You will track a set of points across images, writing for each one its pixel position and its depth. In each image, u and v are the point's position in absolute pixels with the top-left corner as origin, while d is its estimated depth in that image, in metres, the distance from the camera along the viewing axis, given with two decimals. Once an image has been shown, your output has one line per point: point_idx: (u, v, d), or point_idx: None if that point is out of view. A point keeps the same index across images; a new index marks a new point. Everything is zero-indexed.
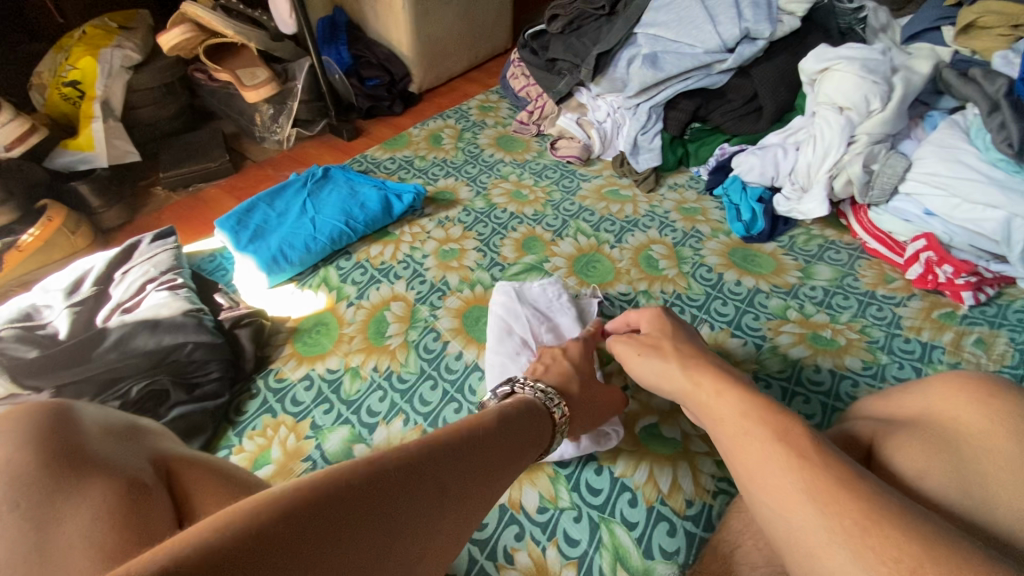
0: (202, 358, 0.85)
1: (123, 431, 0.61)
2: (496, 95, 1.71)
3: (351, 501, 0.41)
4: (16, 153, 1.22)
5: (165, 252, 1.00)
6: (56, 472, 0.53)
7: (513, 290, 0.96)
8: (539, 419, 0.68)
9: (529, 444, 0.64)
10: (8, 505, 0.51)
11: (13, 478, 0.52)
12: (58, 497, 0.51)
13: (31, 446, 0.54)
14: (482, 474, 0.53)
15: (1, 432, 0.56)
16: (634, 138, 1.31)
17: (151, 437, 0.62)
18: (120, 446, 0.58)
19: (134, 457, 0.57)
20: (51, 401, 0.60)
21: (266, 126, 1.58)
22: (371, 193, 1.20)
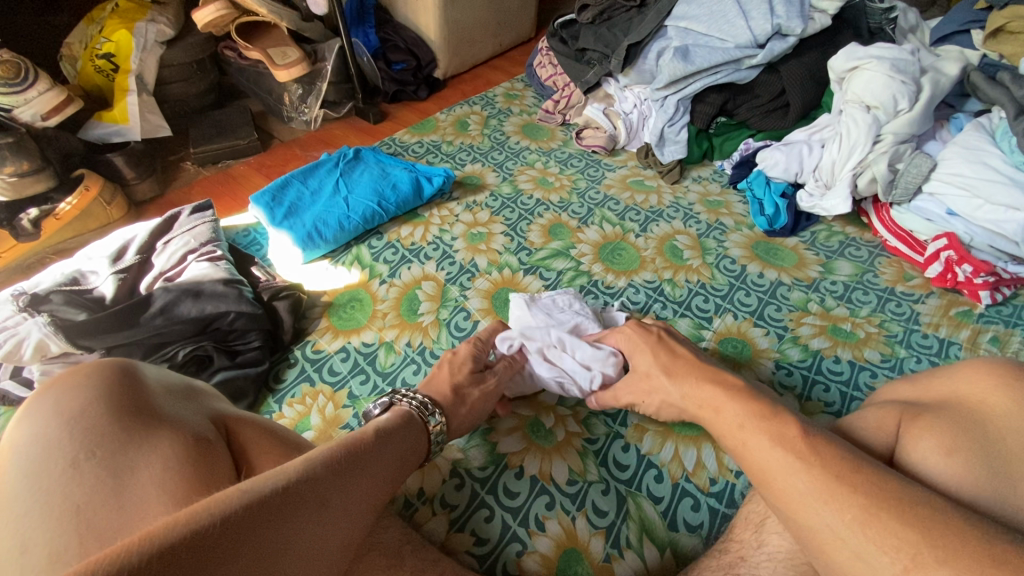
0: (243, 327, 0.88)
1: (182, 391, 0.62)
2: (521, 83, 1.73)
3: (196, 545, 0.40)
4: (52, 122, 1.23)
5: (205, 224, 1.03)
6: (126, 425, 0.54)
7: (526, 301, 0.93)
8: (416, 433, 0.68)
9: (410, 456, 0.66)
10: (83, 454, 0.52)
11: (85, 428, 0.53)
12: (130, 448, 0.52)
13: (101, 400, 0.55)
14: (371, 478, 0.57)
15: (67, 388, 0.56)
16: (660, 130, 1.33)
17: (205, 398, 0.64)
18: (181, 404, 0.59)
19: (193, 414, 0.59)
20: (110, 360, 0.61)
21: (294, 106, 1.60)
22: (402, 175, 1.22)
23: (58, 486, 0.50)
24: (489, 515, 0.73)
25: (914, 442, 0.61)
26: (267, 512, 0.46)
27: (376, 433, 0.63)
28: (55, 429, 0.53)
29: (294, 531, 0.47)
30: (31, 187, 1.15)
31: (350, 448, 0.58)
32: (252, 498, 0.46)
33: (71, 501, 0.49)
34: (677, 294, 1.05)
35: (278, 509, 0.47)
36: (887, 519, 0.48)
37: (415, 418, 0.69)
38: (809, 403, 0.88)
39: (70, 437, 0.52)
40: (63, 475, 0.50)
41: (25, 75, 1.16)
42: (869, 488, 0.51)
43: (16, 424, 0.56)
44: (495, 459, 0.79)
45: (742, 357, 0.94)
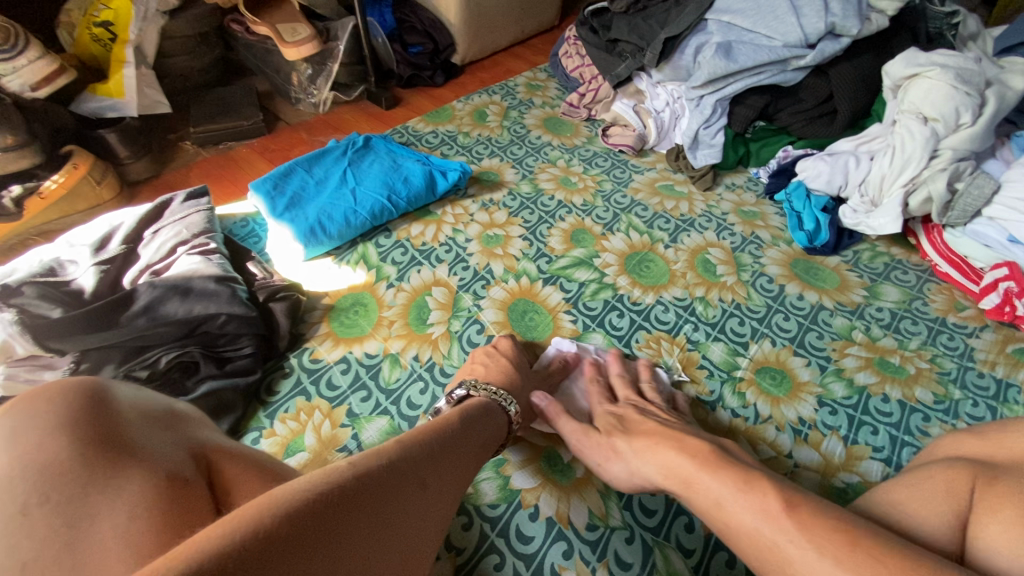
0: (235, 331, 0.80)
1: (161, 416, 0.54)
2: (544, 73, 1.63)
3: (321, 518, 0.40)
4: (42, 94, 1.14)
5: (198, 213, 0.94)
6: (89, 462, 0.46)
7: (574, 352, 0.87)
8: (497, 417, 0.68)
9: (491, 440, 0.65)
10: (36, 498, 0.44)
11: (42, 467, 0.45)
12: (90, 492, 0.44)
13: (60, 433, 0.47)
14: (461, 463, 0.57)
15: (25, 413, 0.48)
16: (695, 132, 1.24)
17: (188, 423, 0.56)
18: (157, 433, 0.51)
19: (171, 446, 0.51)
20: (77, 380, 0.52)
21: (302, 87, 1.51)
22: (415, 167, 1.13)
23: (4, 538, 0.42)
24: (499, 562, 0.65)
25: (982, 529, 0.52)
26: (378, 486, 0.46)
27: (462, 416, 0.63)
28: (5, 468, 0.45)
29: (401, 508, 0.47)
30: (14, 162, 1.06)
31: (439, 430, 0.58)
32: (364, 471, 0.46)
33: (16, 559, 0.41)
34: (710, 314, 0.96)
35: (386, 484, 0.47)
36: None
37: (491, 403, 0.69)
38: (855, 447, 0.79)
39: (24, 477, 0.44)
40: (9, 526, 0.42)
41: (14, 42, 1.08)
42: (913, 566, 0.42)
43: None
44: (508, 497, 0.70)
45: (780, 391, 0.85)
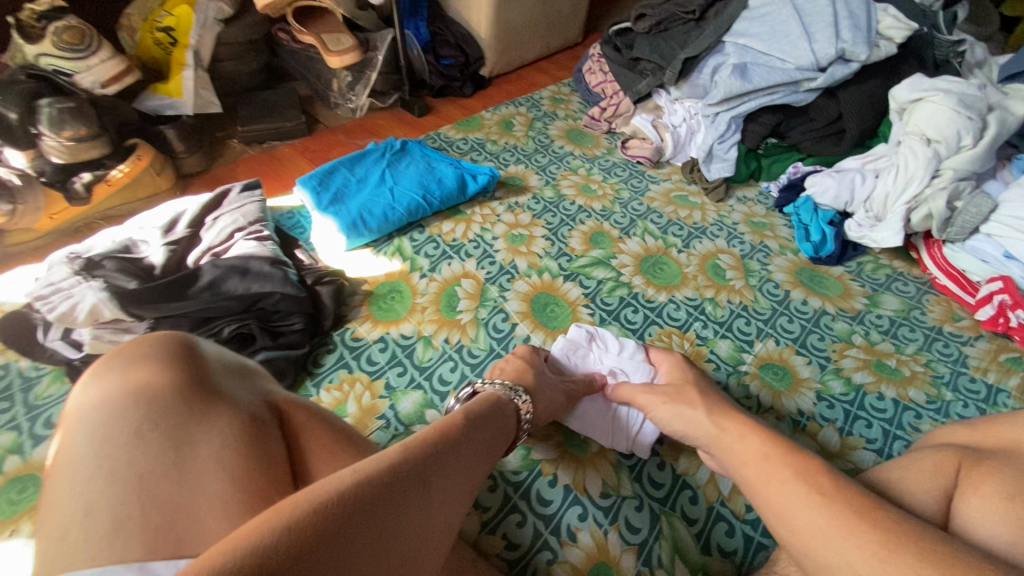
0: (287, 309, 0.88)
1: (238, 370, 0.63)
2: (568, 87, 1.72)
3: (320, 535, 0.40)
4: (111, 91, 1.25)
5: (254, 203, 1.04)
6: (189, 399, 0.55)
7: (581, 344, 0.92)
8: (505, 421, 0.67)
9: (500, 440, 0.64)
10: (148, 424, 0.52)
11: (150, 399, 0.54)
12: (191, 422, 0.53)
13: (166, 372, 0.56)
14: (468, 463, 0.56)
15: (134, 356, 0.57)
16: (709, 146, 1.32)
17: (259, 377, 0.65)
18: (238, 382, 0.60)
19: (249, 392, 0.60)
20: (173, 334, 0.62)
21: (341, 93, 1.61)
22: (448, 170, 1.22)
23: (125, 453, 0.50)
24: (521, 520, 0.72)
25: (964, 502, 0.58)
26: (379, 495, 0.45)
27: (469, 416, 0.61)
28: (121, 398, 0.53)
29: (405, 516, 0.46)
30: (86, 152, 1.16)
31: (448, 431, 0.56)
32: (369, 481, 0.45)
33: (136, 471, 0.49)
34: (719, 314, 1.03)
35: (388, 492, 0.46)
36: (905, 557, 0.46)
37: (506, 401, 0.69)
38: (850, 438, 0.86)
39: (137, 406, 0.53)
40: (128, 443, 0.51)
41: (88, 43, 1.19)
42: (890, 529, 0.48)
43: (83, 385, 0.56)
44: (529, 465, 0.78)
45: (783, 385, 0.92)
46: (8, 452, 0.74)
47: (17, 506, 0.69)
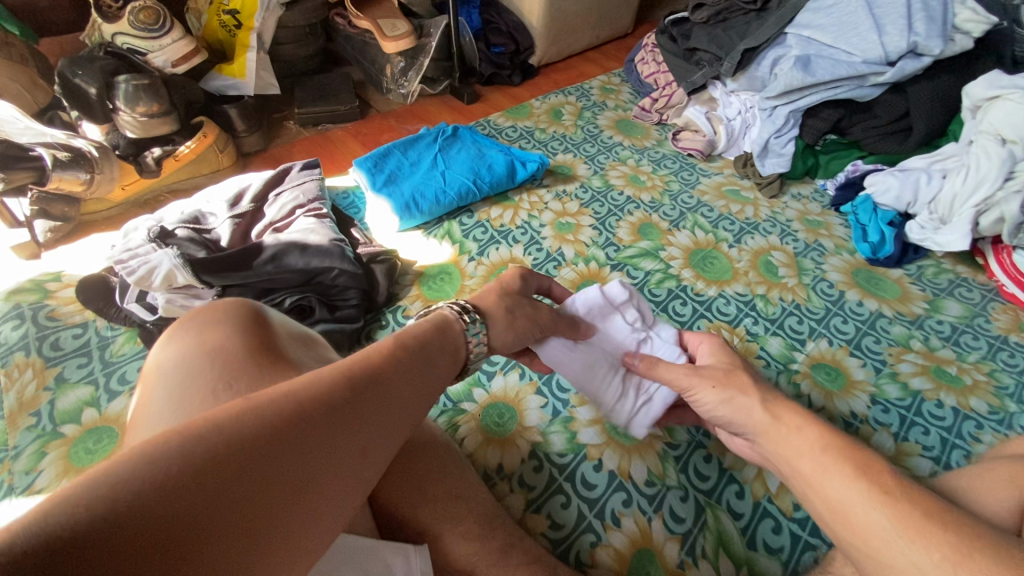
0: (344, 284, 0.92)
1: (303, 338, 0.66)
2: (618, 77, 1.70)
3: (220, 460, 0.38)
4: (180, 70, 1.30)
5: (313, 182, 1.07)
6: (260, 360, 0.57)
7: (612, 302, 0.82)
8: (449, 357, 0.60)
9: (440, 374, 0.58)
10: (223, 385, 0.54)
11: (224, 360, 0.56)
12: (262, 381, 0.54)
13: (237, 334, 0.59)
14: (408, 394, 0.52)
15: (208, 320, 0.61)
16: (766, 140, 1.29)
17: (322, 349, 0.67)
18: (304, 351, 0.63)
19: (313, 360, 0.63)
20: (241, 302, 0.66)
21: (394, 78, 1.63)
22: (498, 156, 1.24)
23: (199, 409, 0.52)
24: (565, 502, 0.73)
25: None
26: (298, 423, 0.42)
27: (405, 347, 0.55)
28: (198, 358, 0.56)
29: (329, 446, 0.44)
30: (157, 128, 1.21)
31: (369, 361, 0.51)
32: (261, 414, 0.41)
33: (210, 423, 0.51)
34: (770, 311, 1.01)
35: (308, 421, 0.43)
36: (985, 562, 0.42)
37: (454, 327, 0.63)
38: (905, 444, 0.83)
39: (212, 367, 0.55)
40: (204, 398, 0.53)
41: (162, 23, 1.25)
42: (963, 531, 0.44)
43: (162, 348, 0.59)
44: (575, 449, 0.78)
45: (835, 386, 0.90)
46: (86, 404, 0.79)
47: (94, 456, 0.74)
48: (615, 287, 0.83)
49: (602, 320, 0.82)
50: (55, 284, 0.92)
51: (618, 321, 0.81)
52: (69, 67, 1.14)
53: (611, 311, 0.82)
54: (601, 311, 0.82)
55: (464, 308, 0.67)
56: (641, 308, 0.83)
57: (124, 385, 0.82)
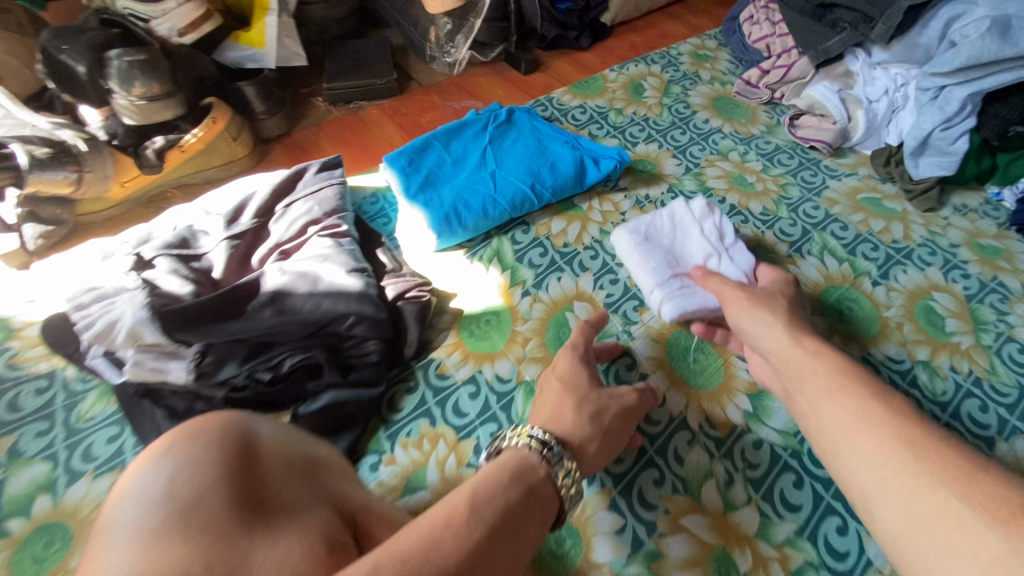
0: (362, 335, 0.71)
1: (302, 469, 0.54)
2: (714, 40, 1.36)
3: None
4: (189, 40, 1.09)
5: (331, 188, 0.85)
6: (249, 520, 0.44)
7: (692, 213, 0.83)
8: (534, 516, 0.49)
9: (524, 540, 0.46)
10: (199, 564, 0.40)
11: (204, 522, 0.43)
12: (252, 550, 0.42)
13: (220, 485, 0.47)
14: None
15: (184, 457, 0.49)
16: (927, 133, 0.93)
17: (325, 477, 0.55)
18: (302, 489, 0.51)
19: (315, 504, 0.50)
20: (226, 423, 0.55)
21: (439, 44, 1.37)
22: (564, 151, 0.97)
23: None
24: None
25: None
26: None
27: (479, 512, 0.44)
28: (169, 521, 0.43)
29: None
30: (158, 113, 1.02)
31: (440, 540, 0.39)
32: None
33: None
34: (938, 389, 0.73)
35: None
36: None
37: (533, 462, 0.53)
38: None
39: (184, 537, 0.42)
40: None
41: None
42: None
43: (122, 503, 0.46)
44: None
45: None
46: (40, 489, 0.63)
47: (42, 566, 0.58)
48: (701, 204, 0.84)
49: (681, 229, 0.82)
50: (20, 320, 0.77)
51: (695, 233, 0.81)
52: (54, 41, 0.94)
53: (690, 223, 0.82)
54: (680, 221, 0.82)
55: (543, 440, 0.56)
56: (723, 226, 0.82)
57: (87, 464, 0.66)
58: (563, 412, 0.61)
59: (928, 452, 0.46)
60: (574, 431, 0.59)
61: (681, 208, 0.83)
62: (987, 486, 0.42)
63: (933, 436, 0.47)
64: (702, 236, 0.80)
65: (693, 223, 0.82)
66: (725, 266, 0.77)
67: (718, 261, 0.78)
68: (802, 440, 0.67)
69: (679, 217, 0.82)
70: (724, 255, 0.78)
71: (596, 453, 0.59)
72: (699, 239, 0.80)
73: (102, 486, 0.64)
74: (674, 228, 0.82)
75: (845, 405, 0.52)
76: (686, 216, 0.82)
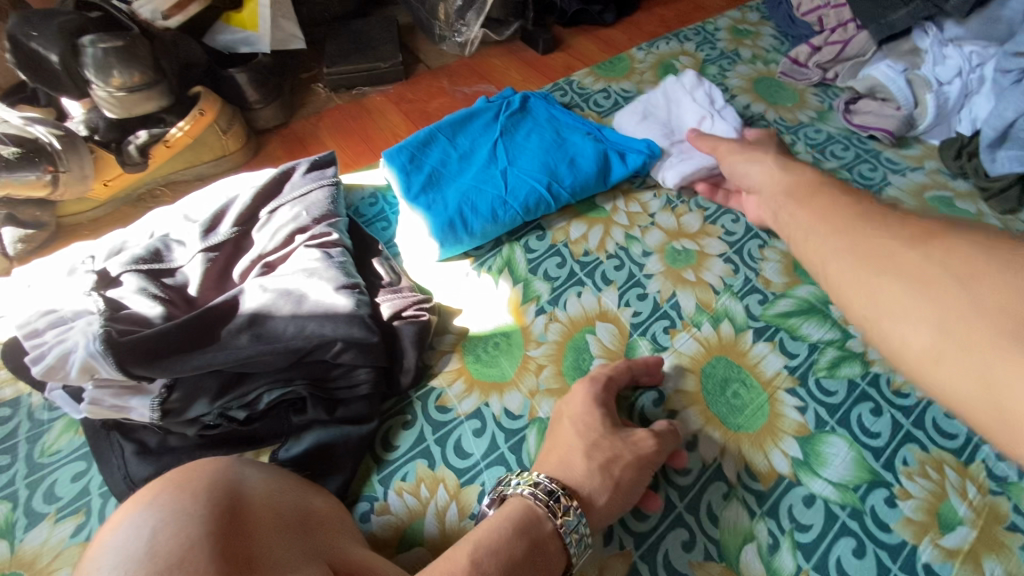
0: (351, 362, 0.62)
1: (296, 521, 0.49)
2: (755, 14, 1.22)
3: None
4: (174, 23, 1.00)
5: (321, 189, 0.76)
6: None
7: (682, 87, 0.92)
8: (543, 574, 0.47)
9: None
10: None
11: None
12: None
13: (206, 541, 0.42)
14: None
15: (171, 507, 0.44)
16: (1010, 121, 0.79)
17: (322, 530, 0.50)
18: (295, 544, 0.46)
19: (306, 563, 0.44)
20: (214, 466, 0.50)
21: (448, 23, 1.25)
22: (584, 145, 0.86)
23: None
24: None
25: None
26: None
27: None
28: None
29: None
30: (140, 105, 0.93)
31: None
32: None
33: None
34: None
35: None
36: None
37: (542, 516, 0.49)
38: None
39: None
40: None
41: None
42: None
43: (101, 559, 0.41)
44: None
45: None
46: None
47: None
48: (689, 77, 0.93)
49: (675, 103, 0.92)
50: None
51: (687, 103, 0.90)
52: (22, 27, 0.86)
53: (682, 95, 0.91)
54: (673, 97, 0.92)
55: (549, 489, 0.52)
56: (713, 93, 0.90)
57: (49, 506, 0.58)
58: (572, 462, 0.54)
59: (871, 215, 0.44)
60: (583, 483, 0.52)
61: (671, 83, 0.93)
62: (920, 224, 0.40)
63: (879, 209, 0.45)
64: (692, 102, 0.89)
65: (685, 96, 0.91)
66: (717, 123, 0.86)
67: (711, 118, 0.86)
68: (863, 497, 0.57)
69: (671, 93, 0.92)
70: (714, 114, 0.87)
71: (607, 506, 0.52)
72: (693, 106, 0.89)
73: (64, 531, 0.57)
74: (668, 103, 0.92)
75: (812, 210, 0.50)
76: (677, 90, 0.92)
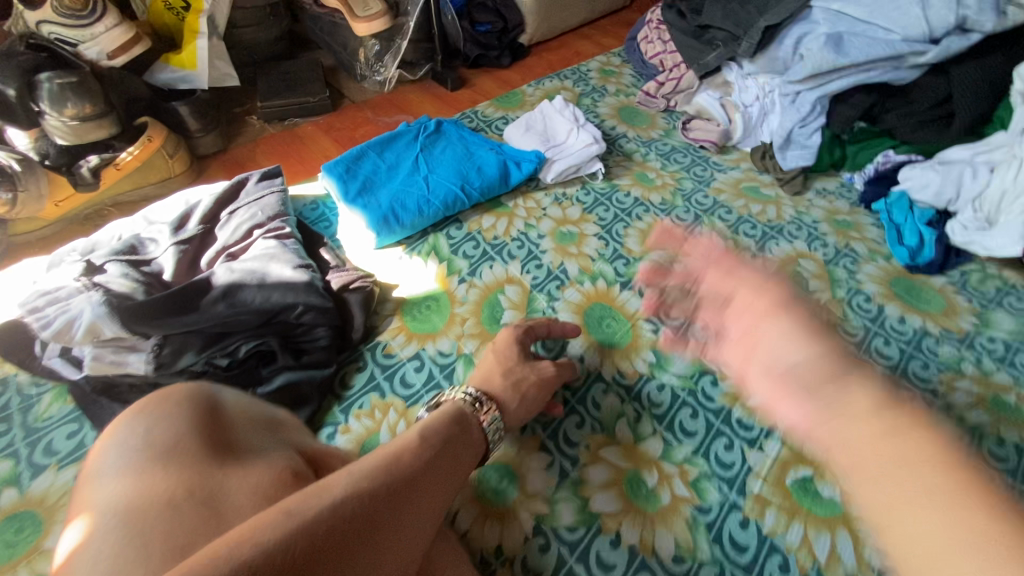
0: (311, 322, 0.78)
1: (264, 421, 0.62)
2: (618, 58, 1.54)
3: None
4: (118, 62, 1.13)
5: (273, 194, 0.92)
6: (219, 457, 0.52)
7: (555, 108, 1.20)
8: (468, 445, 0.62)
9: (461, 465, 0.59)
10: (181, 492, 0.48)
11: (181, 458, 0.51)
12: (224, 476, 0.50)
13: (192, 431, 0.54)
14: (433, 497, 0.53)
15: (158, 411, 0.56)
16: (788, 131, 1.14)
17: (285, 428, 0.63)
18: (266, 436, 0.59)
19: (278, 446, 0.58)
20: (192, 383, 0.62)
21: (368, 64, 1.46)
22: (489, 156, 1.09)
23: (154, 522, 0.46)
24: None
25: None
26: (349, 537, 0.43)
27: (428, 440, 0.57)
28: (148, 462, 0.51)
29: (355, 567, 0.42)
30: (93, 132, 1.04)
31: (402, 460, 0.52)
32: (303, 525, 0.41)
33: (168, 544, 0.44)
34: None
35: (334, 541, 0.41)
36: None
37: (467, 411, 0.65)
38: None
39: (165, 471, 0.50)
40: (158, 510, 0.47)
41: (93, 8, 1.07)
42: None
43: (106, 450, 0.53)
44: (587, 521, 0.67)
45: None
46: (5, 484, 0.66)
47: (15, 550, 0.61)
48: (558, 102, 1.21)
49: (551, 119, 1.19)
50: None
51: (559, 118, 1.18)
52: None
53: (556, 113, 1.19)
54: (549, 115, 1.19)
55: (475, 395, 0.69)
56: (578, 113, 1.19)
57: (49, 458, 0.68)
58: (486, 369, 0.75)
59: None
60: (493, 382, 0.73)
61: (547, 105, 1.20)
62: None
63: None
64: (564, 118, 1.17)
65: (557, 113, 1.19)
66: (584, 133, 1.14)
67: (580, 128, 1.15)
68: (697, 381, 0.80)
69: (546, 112, 1.19)
70: (582, 126, 1.16)
71: (513, 399, 0.72)
72: (564, 120, 1.17)
73: (67, 475, 0.67)
74: (546, 119, 1.19)
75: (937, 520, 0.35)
76: (552, 110, 1.19)
